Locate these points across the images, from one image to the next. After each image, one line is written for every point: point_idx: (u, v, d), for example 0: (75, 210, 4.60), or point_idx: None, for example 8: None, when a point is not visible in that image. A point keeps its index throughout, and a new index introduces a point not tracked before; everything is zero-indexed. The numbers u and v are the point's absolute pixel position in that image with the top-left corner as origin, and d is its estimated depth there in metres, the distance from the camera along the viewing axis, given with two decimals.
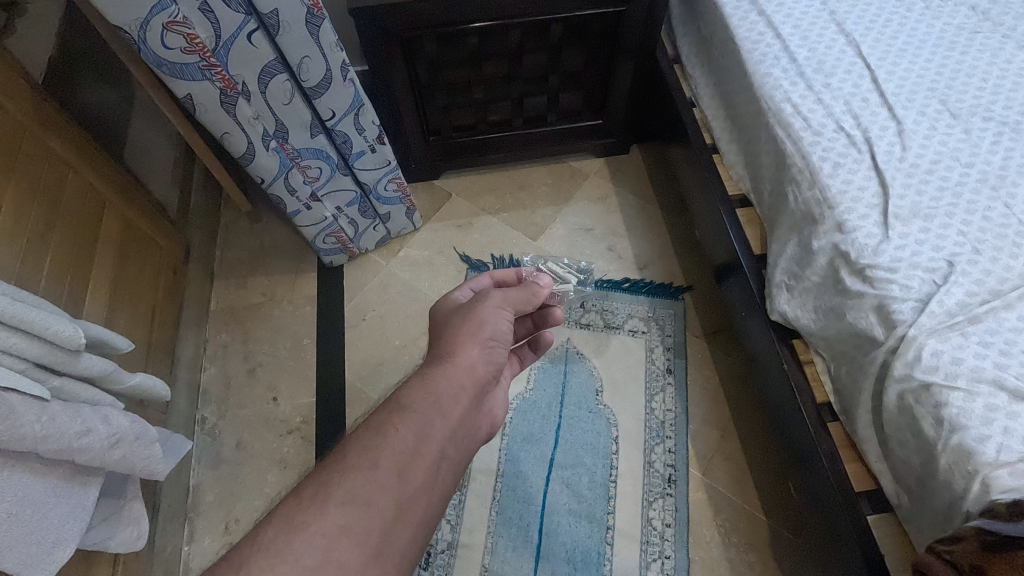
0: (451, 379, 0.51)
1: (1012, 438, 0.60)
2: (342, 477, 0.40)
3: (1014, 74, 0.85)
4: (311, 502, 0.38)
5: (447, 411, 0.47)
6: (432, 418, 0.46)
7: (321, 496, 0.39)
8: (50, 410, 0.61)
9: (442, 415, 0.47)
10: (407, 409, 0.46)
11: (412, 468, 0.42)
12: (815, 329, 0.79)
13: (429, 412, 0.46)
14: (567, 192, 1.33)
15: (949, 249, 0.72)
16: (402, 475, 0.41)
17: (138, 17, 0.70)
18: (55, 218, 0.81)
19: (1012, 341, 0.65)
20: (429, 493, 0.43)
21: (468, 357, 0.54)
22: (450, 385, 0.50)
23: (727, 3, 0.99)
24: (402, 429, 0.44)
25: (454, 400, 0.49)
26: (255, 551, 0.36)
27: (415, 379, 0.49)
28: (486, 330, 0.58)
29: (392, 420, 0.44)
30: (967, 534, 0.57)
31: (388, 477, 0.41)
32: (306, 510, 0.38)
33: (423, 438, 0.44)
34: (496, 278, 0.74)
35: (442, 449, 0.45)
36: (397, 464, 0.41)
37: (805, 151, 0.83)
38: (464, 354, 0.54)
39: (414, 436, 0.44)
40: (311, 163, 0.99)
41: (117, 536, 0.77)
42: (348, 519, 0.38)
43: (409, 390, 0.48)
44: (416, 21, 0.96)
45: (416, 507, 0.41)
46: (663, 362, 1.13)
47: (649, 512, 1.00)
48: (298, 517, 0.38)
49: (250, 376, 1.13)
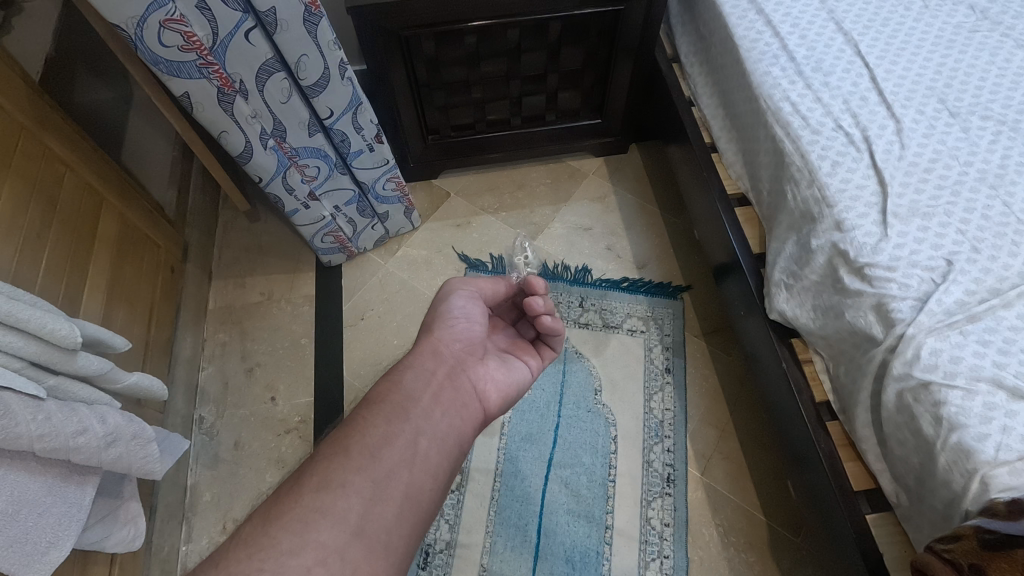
0: (418, 365, 0.56)
1: (1011, 437, 0.60)
2: (316, 469, 0.44)
3: (1013, 73, 0.85)
4: (288, 495, 0.42)
5: (418, 394, 0.52)
6: (403, 404, 0.50)
7: (297, 488, 0.43)
8: (45, 409, 0.61)
9: (412, 400, 0.51)
10: (376, 402, 0.50)
11: (384, 448, 0.46)
12: (814, 328, 0.79)
13: (399, 398, 0.51)
14: (566, 191, 1.33)
15: (947, 248, 0.72)
16: (375, 455, 0.45)
17: (135, 14, 0.70)
18: (52, 217, 0.81)
19: (1012, 341, 0.65)
20: (409, 468, 0.46)
21: (430, 342, 0.60)
22: (418, 372, 0.55)
23: (725, 3, 0.99)
24: (372, 418, 0.48)
25: (423, 383, 0.54)
26: (238, 544, 0.40)
27: (386, 376, 0.55)
28: (445, 313, 0.64)
29: (363, 414, 0.49)
30: (967, 532, 0.57)
31: (360, 459, 0.45)
32: (284, 503, 0.42)
33: (395, 422, 0.48)
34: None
35: (417, 428, 0.49)
36: (368, 448, 0.46)
37: (804, 150, 0.82)
38: (427, 342, 0.60)
39: (383, 422, 0.48)
40: (309, 161, 0.98)
41: (114, 535, 0.77)
42: (323, 503, 0.42)
43: (379, 387, 0.53)
44: (414, 19, 0.96)
45: (396, 483, 0.45)
46: (662, 362, 1.13)
47: (648, 513, 0.99)
48: (275, 510, 0.41)
49: (248, 376, 1.13)
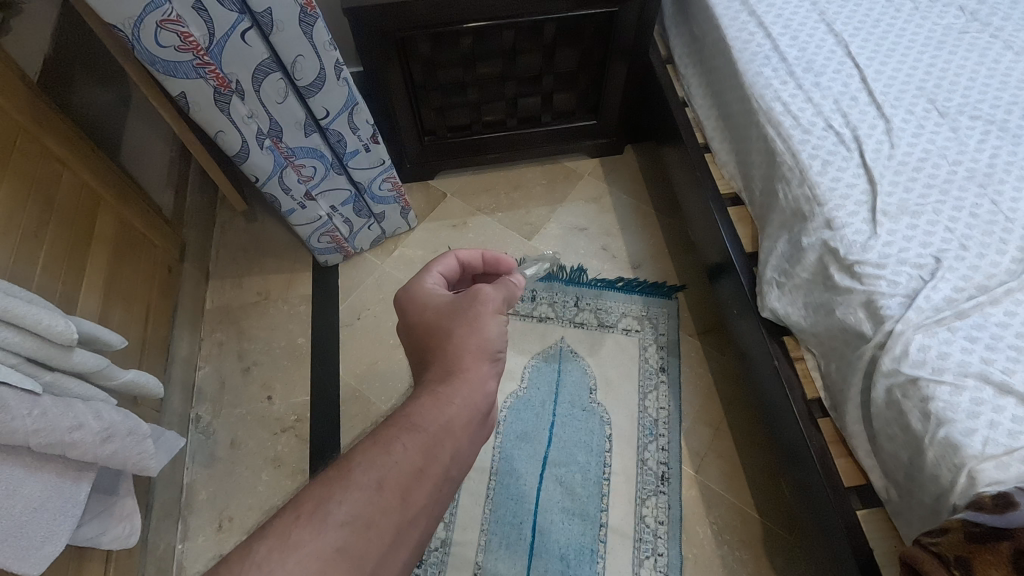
0: (462, 399, 0.47)
1: (998, 431, 0.61)
2: (344, 495, 0.38)
3: (1002, 74, 0.86)
4: (310, 518, 0.37)
5: (459, 430, 0.46)
6: (445, 439, 0.44)
7: (321, 512, 0.37)
8: (41, 404, 0.62)
9: (452, 436, 0.45)
10: (415, 427, 0.44)
11: (417, 491, 0.41)
12: (805, 325, 0.80)
13: (441, 430, 0.45)
14: (562, 191, 1.34)
15: (936, 246, 0.73)
16: (406, 498, 0.40)
17: (131, 15, 0.70)
18: (50, 214, 0.81)
19: (1000, 337, 0.66)
20: (428, 515, 0.42)
21: (476, 372, 0.50)
22: (463, 405, 0.47)
23: (718, 4, 1.00)
24: (411, 448, 0.42)
25: (467, 418, 0.47)
26: (245, 569, 0.35)
27: (426, 397, 0.47)
28: (493, 344, 0.53)
29: (400, 437, 0.43)
30: (954, 526, 0.58)
31: (389, 499, 0.40)
32: (303, 528, 0.37)
33: (432, 460, 0.43)
34: (463, 260, 0.66)
35: (448, 470, 0.44)
36: (400, 486, 0.40)
37: (795, 149, 0.83)
38: (471, 369, 0.50)
39: (422, 455, 0.42)
40: (306, 161, 0.99)
41: (110, 531, 0.77)
42: (345, 542, 0.37)
43: (419, 408, 0.46)
44: (410, 21, 0.97)
45: (414, 529, 0.41)
46: (656, 361, 1.13)
47: (642, 510, 1.00)
48: (292, 535, 0.36)
49: (245, 375, 1.13)
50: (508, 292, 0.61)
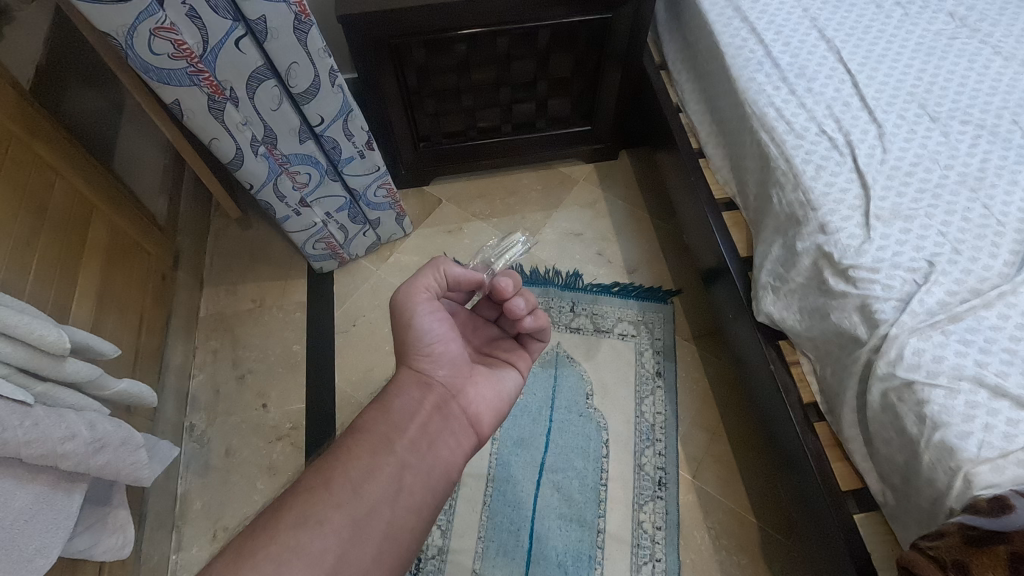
0: (405, 397, 0.61)
1: (993, 434, 0.61)
2: (296, 503, 0.50)
3: (991, 79, 0.87)
4: (265, 527, 0.48)
5: (405, 427, 0.58)
6: (390, 437, 0.57)
7: (274, 522, 0.48)
8: (33, 415, 0.61)
9: (398, 432, 0.58)
10: (361, 433, 0.56)
11: (367, 484, 0.53)
12: (800, 329, 0.80)
13: (387, 431, 0.57)
14: (557, 197, 1.34)
15: (929, 250, 0.73)
16: (356, 492, 0.52)
17: (125, 23, 0.70)
18: (43, 224, 0.81)
19: (993, 340, 0.66)
20: (391, 505, 0.53)
21: (412, 373, 0.63)
22: (404, 404, 0.60)
23: (710, 11, 1.00)
24: (356, 451, 0.55)
25: (411, 416, 0.59)
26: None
27: (372, 406, 0.60)
28: (422, 342, 0.64)
29: (348, 446, 0.55)
30: (950, 529, 0.58)
31: (340, 498, 0.51)
32: (260, 537, 0.47)
33: (379, 456, 0.55)
34: None
35: (403, 461, 0.56)
36: (350, 485, 0.52)
37: (789, 154, 0.84)
38: (408, 372, 0.63)
39: (367, 456, 0.54)
40: (300, 168, 0.99)
41: (102, 543, 0.76)
42: (299, 541, 0.47)
43: (366, 418, 0.58)
44: (405, 29, 0.97)
45: (376, 520, 0.51)
46: (653, 365, 1.13)
47: (640, 516, 1.00)
48: (248, 546, 0.46)
49: (240, 383, 1.13)
50: (431, 274, 0.66)
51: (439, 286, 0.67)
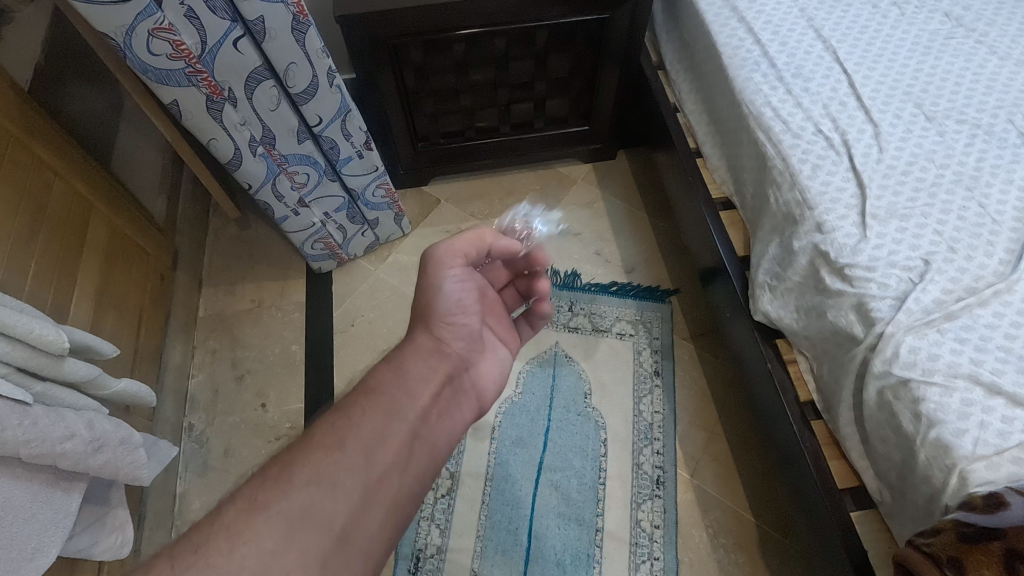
0: (420, 362, 0.56)
1: (989, 432, 0.61)
2: (308, 459, 0.44)
3: (987, 78, 0.87)
4: (274, 483, 0.42)
5: (418, 394, 0.53)
6: (404, 399, 0.52)
7: (286, 474, 0.43)
8: (32, 414, 0.61)
9: (412, 398, 0.52)
10: (376, 393, 0.51)
11: (381, 450, 0.47)
12: (797, 328, 0.80)
13: (399, 395, 0.52)
14: (556, 197, 1.34)
15: (925, 248, 0.73)
16: (369, 456, 0.46)
17: (123, 24, 0.70)
18: (42, 225, 0.81)
19: (988, 338, 0.66)
20: (401, 474, 0.47)
21: (430, 338, 0.59)
22: (418, 369, 0.55)
23: (707, 11, 1.01)
24: (369, 412, 0.49)
25: (427, 382, 0.55)
26: (214, 531, 0.39)
27: (385, 365, 0.55)
28: (445, 306, 0.60)
29: (360, 403, 0.49)
30: (946, 526, 0.58)
31: (353, 460, 0.45)
32: (268, 492, 0.42)
33: (393, 421, 0.49)
34: None
35: (416, 429, 0.51)
36: (363, 448, 0.46)
37: (785, 153, 0.84)
38: (426, 336, 0.59)
39: (381, 419, 0.49)
40: (299, 168, 0.99)
41: (101, 543, 0.76)
42: (310, 502, 0.42)
43: (379, 376, 0.53)
44: (403, 30, 0.98)
45: (386, 487, 0.46)
46: (651, 364, 1.13)
47: (638, 515, 1.00)
48: (257, 500, 0.41)
49: (239, 383, 1.13)
50: (472, 240, 0.63)
51: (474, 255, 0.64)
